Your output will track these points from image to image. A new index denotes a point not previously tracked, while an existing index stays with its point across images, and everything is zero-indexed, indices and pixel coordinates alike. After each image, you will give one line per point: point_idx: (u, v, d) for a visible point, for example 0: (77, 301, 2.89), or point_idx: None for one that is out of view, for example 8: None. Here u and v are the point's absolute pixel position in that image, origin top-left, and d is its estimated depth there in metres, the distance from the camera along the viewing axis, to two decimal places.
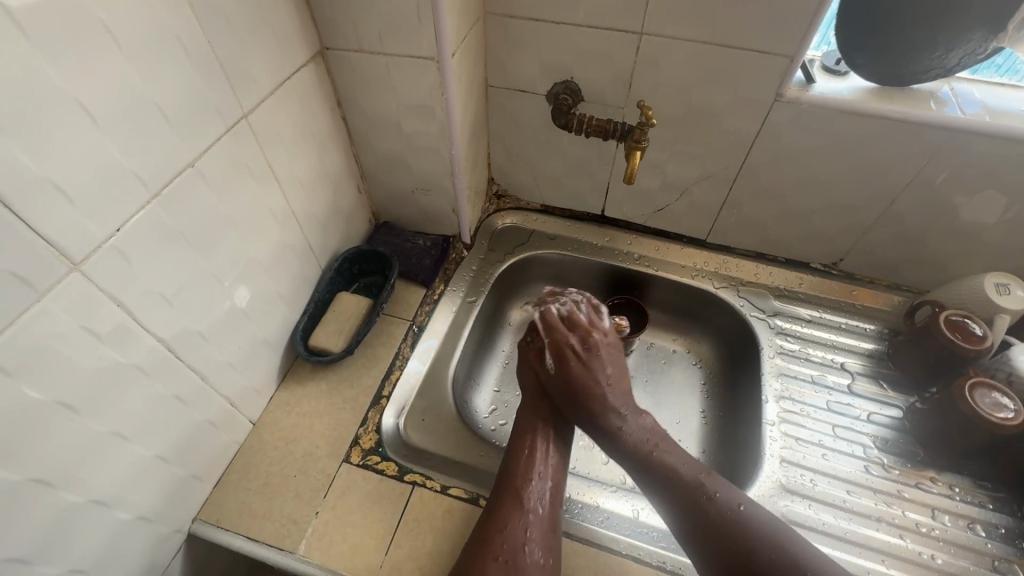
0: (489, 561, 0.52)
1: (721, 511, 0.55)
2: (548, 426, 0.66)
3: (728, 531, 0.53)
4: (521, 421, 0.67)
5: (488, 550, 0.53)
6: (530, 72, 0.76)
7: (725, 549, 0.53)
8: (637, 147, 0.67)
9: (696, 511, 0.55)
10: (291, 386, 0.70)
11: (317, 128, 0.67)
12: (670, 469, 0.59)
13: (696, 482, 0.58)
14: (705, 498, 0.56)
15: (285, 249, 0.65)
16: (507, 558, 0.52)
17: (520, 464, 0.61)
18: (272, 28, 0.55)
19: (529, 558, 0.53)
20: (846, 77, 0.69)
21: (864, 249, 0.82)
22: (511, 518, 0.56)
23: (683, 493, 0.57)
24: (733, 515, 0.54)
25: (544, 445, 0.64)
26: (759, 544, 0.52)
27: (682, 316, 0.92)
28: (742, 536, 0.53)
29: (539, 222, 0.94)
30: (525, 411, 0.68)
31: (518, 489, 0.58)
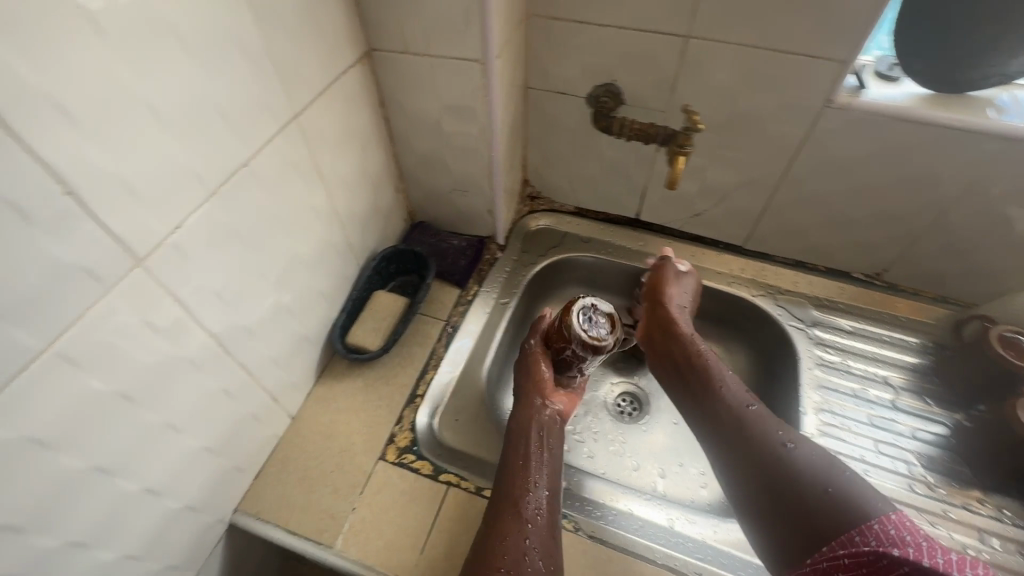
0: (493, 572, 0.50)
1: (765, 418, 0.60)
2: (544, 438, 0.64)
3: (767, 430, 0.59)
4: (514, 432, 0.65)
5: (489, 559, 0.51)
6: (571, 75, 0.75)
7: (764, 446, 0.58)
8: (681, 152, 0.66)
9: (737, 416, 0.62)
10: (329, 382, 0.71)
11: (361, 128, 0.67)
12: (718, 382, 0.65)
13: (739, 394, 0.64)
14: (748, 405, 0.62)
15: (327, 247, 0.66)
16: (510, 567, 0.51)
17: (521, 472, 0.60)
18: (323, 30, 0.55)
19: (529, 568, 0.51)
20: (900, 83, 0.67)
21: (911, 260, 0.80)
22: (510, 528, 0.54)
23: (727, 403, 0.63)
24: (773, 422, 0.60)
25: (541, 454, 0.62)
26: (796, 444, 0.57)
27: (716, 323, 0.90)
28: (782, 435, 0.58)
29: (573, 225, 0.94)
30: (518, 421, 0.66)
31: (518, 499, 0.57)
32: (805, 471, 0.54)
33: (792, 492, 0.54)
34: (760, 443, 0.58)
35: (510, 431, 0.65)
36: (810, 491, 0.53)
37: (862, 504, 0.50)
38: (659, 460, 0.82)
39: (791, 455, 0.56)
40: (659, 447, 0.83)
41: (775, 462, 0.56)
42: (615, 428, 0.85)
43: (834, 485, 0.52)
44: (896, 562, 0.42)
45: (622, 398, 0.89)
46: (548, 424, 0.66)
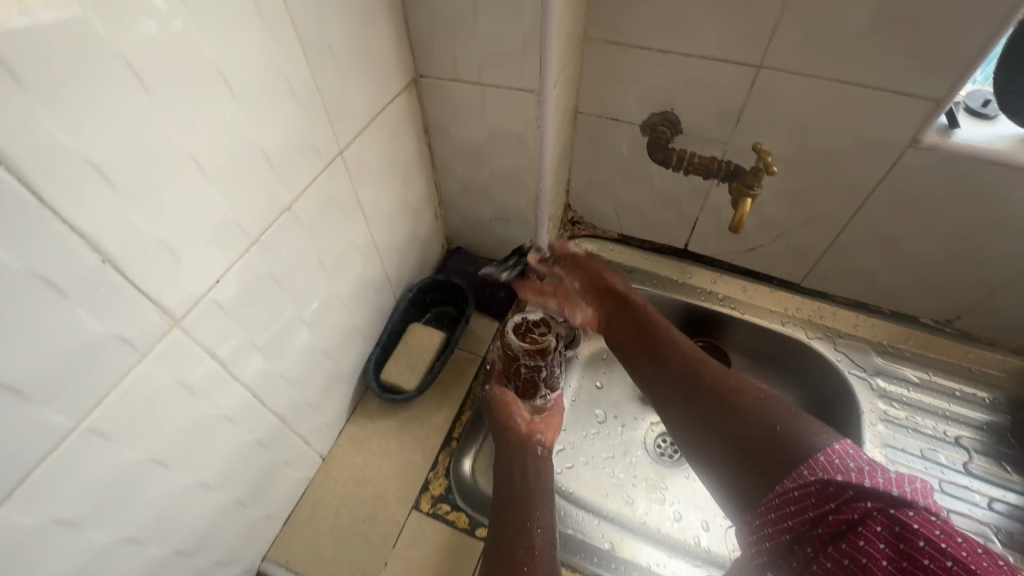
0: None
1: (712, 367, 0.51)
2: (532, 470, 0.57)
3: (711, 378, 0.49)
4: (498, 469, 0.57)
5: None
6: (626, 101, 0.70)
7: (705, 394, 0.48)
8: (748, 194, 0.61)
9: (686, 372, 0.51)
10: (361, 420, 0.68)
11: (404, 155, 0.64)
12: (667, 341, 0.56)
13: (690, 351, 0.54)
14: (696, 358, 0.53)
15: (364, 282, 0.63)
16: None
17: (512, 511, 0.52)
18: (372, 58, 0.52)
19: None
20: (994, 122, 0.61)
21: (989, 310, 0.73)
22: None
23: (676, 359, 0.53)
24: (720, 367, 0.50)
25: (533, 489, 0.54)
26: (741, 383, 0.48)
27: (767, 364, 0.84)
28: (727, 378, 0.49)
29: (616, 252, 0.89)
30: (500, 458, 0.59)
31: (511, 543, 0.48)
32: (753, 412, 0.44)
33: (747, 436, 0.43)
34: (707, 393, 0.48)
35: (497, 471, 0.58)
36: (761, 430, 0.42)
37: (801, 443, 0.40)
38: (701, 512, 0.76)
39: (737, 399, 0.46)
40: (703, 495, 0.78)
41: (722, 410, 0.46)
42: (654, 472, 0.81)
43: (782, 421, 0.42)
44: (845, 490, 0.36)
45: (661, 439, 0.84)
46: (540, 456, 0.59)
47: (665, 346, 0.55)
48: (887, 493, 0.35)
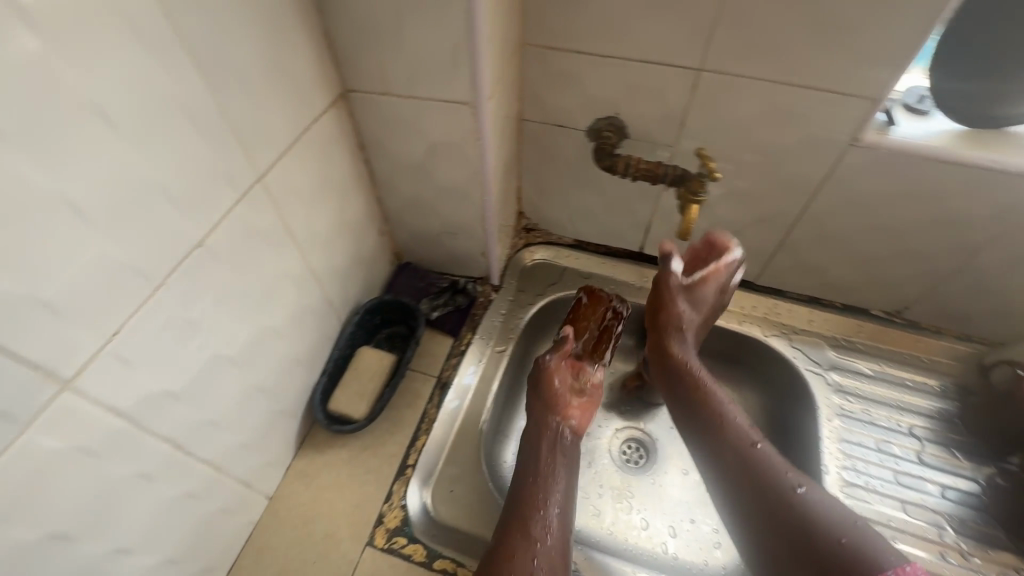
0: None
1: (768, 454, 0.56)
2: (555, 453, 0.62)
3: (774, 473, 0.54)
4: (528, 445, 0.64)
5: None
6: (569, 107, 0.68)
7: (768, 488, 0.54)
8: (694, 202, 0.61)
9: (744, 458, 0.56)
10: (310, 454, 0.65)
11: (338, 176, 0.60)
12: (718, 409, 0.60)
13: (746, 429, 0.59)
14: (750, 439, 0.58)
15: (303, 310, 0.60)
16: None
17: (532, 492, 0.58)
18: (287, 74, 0.48)
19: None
20: (930, 117, 0.61)
21: (934, 299, 0.75)
22: (520, 550, 0.53)
23: (732, 439, 0.58)
24: (776, 460, 0.56)
25: (554, 471, 0.61)
26: (806, 486, 0.53)
27: (726, 363, 0.84)
28: (789, 475, 0.54)
29: (571, 258, 0.87)
30: (533, 433, 0.64)
31: (531, 521, 0.56)
32: (816, 523, 0.50)
33: (803, 545, 0.50)
34: (766, 489, 0.54)
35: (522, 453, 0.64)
36: (825, 544, 0.49)
37: (878, 559, 0.47)
38: (667, 518, 0.76)
39: (797, 502, 0.52)
40: (669, 501, 0.78)
41: (784, 509, 0.52)
42: (621, 481, 0.79)
43: (849, 536, 0.49)
44: None
45: (627, 445, 0.83)
46: (559, 441, 0.63)
47: (721, 416, 0.60)
48: None
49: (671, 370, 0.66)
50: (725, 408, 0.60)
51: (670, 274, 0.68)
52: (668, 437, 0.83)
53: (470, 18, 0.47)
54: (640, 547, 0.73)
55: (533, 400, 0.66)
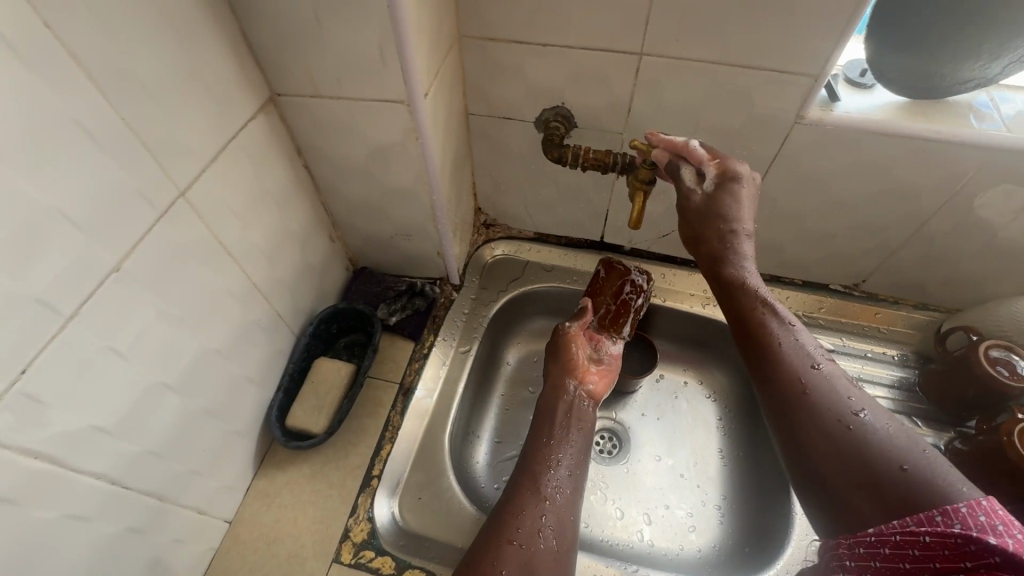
0: (502, 546, 0.49)
1: (832, 378, 0.45)
2: (571, 418, 0.63)
3: (831, 393, 0.44)
4: (542, 410, 0.64)
5: (501, 534, 0.50)
6: (515, 99, 0.67)
7: (818, 407, 0.44)
8: (639, 188, 0.60)
9: (799, 375, 0.46)
10: (270, 473, 0.63)
11: (276, 185, 0.58)
12: (768, 317, 0.50)
13: (806, 351, 0.48)
14: (810, 362, 0.47)
15: (250, 326, 0.57)
16: (522, 542, 0.49)
17: (542, 455, 0.59)
18: (202, 81, 0.45)
19: (542, 545, 0.50)
20: (873, 90, 0.62)
21: (890, 270, 0.76)
22: (528, 504, 0.53)
23: (788, 356, 0.47)
24: (842, 383, 0.45)
25: (567, 435, 0.61)
26: (872, 414, 0.43)
27: (690, 345, 0.86)
28: (856, 410, 0.43)
29: (533, 252, 0.86)
30: (551, 396, 0.65)
31: (540, 480, 0.56)
32: (879, 450, 0.40)
33: (855, 458, 0.40)
34: (816, 414, 0.44)
35: (536, 421, 0.64)
36: (885, 467, 0.39)
37: (940, 488, 0.36)
38: (642, 505, 0.75)
39: (858, 430, 0.42)
40: (644, 489, 0.77)
41: (837, 429, 0.42)
42: (596, 472, 0.78)
43: (914, 464, 0.38)
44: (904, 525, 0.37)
45: (600, 435, 0.82)
46: (573, 406, 0.65)
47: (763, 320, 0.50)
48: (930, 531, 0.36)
49: (723, 289, 0.53)
50: (780, 330, 0.49)
51: (688, 191, 0.54)
52: (640, 424, 0.83)
53: (392, 12, 0.45)
54: (617, 539, 0.73)
55: (551, 355, 0.71)
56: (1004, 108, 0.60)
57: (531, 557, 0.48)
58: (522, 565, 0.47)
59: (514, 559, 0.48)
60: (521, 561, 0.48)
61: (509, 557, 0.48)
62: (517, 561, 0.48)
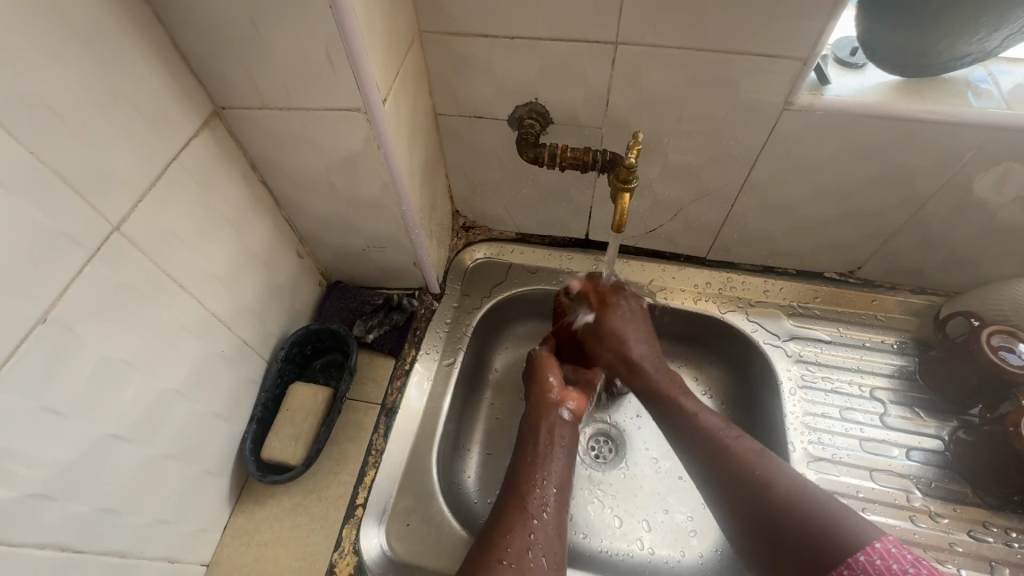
0: (493, 564, 0.50)
1: (743, 453, 0.55)
2: (554, 435, 0.62)
3: (746, 467, 0.54)
4: (524, 430, 0.63)
5: (493, 553, 0.51)
6: (485, 97, 0.62)
7: (744, 485, 0.53)
8: (624, 189, 0.55)
9: (721, 462, 0.56)
10: (248, 508, 0.59)
11: (232, 205, 0.54)
12: (694, 425, 0.60)
13: (719, 429, 0.59)
14: (726, 439, 0.57)
15: (214, 360, 0.54)
16: (512, 561, 0.50)
17: (530, 471, 0.59)
18: (129, 100, 0.41)
19: (533, 564, 0.51)
20: (864, 70, 0.58)
21: (886, 257, 0.73)
22: (517, 524, 0.54)
23: (708, 434, 0.59)
24: (752, 454, 0.55)
25: (553, 450, 0.61)
26: (776, 475, 0.53)
27: (686, 342, 0.81)
28: (758, 467, 0.54)
29: (516, 253, 0.82)
30: (532, 415, 0.64)
31: (528, 497, 0.56)
32: (792, 512, 0.49)
33: (781, 541, 0.49)
34: (772, 517, 0.50)
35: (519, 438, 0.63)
36: (795, 530, 0.48)
37: (837, 530, 0.46)
38: (640, 510, 0.73)
39: (771, 490, 0.52)
40: (641, 494, 0.74)
41: (754, 500, 0.52)
42: (591, 479, 0.75)
43: (813, 520, 0.48)
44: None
45: (595, 439, 0.78)
46: (555, 425, 0.63)
47: (695, 430, 0.60)
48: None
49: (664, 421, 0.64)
50: (696, 413, 0.61)
51: (581, 327, 0.71)
52: (634, 425, 0.79)
53: (335, 12, 0.40)
54: (615, 549, 0.70)
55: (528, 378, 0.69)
56: (1003, 83, 0.56)
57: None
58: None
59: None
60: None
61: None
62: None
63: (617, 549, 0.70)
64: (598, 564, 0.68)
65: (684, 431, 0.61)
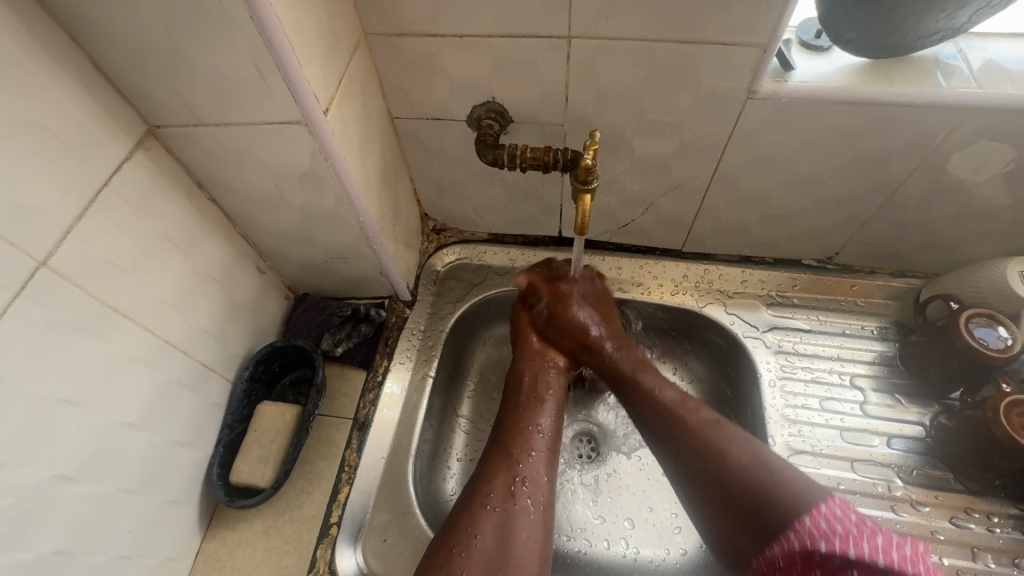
0: (477, 509, 0.52)
1: (700, 425, 0.54)
2: (543, 390, 0.63)
3: (704, 440, 0.52)
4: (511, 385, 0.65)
5: (476, 500, 0.53)
6: (440, 98, 0.60)
7: (699, 456, 0.52)
8: (584, 190, 0.54)
9: (680, 438, 0.54)
10: (220, 534, 0.58)
11: (178, 226, 0.51)
12: (655, 401, 0.58)
13: (676, 403, 0.57)
14: (683, 413, 0.56)
15: (171, 387, 0.52)
16: (497, 505, 0.53)
17: (517, 423, 0.60)
18: (47, 129, 0.39)
19: (518, 505, 0.53)
20: (830, 53, 0.56)
21: (863, 242, 0.71)
22: (500, 468, 0.55)
23: (665, 409, 0.57)
24: (709, 426, 0.54)
25: (537, 402, 0.62)
26: (733, 447, 0.51)
27: (666, 336, 0.79)
28: (715, 440, 0.52)
29: (487, 255, 0.79)
30: (518, 372, 0.65)
31: (513, 442, 0.58)
32: (746, 480, 0.48)
33: (736, 506, 0.48)
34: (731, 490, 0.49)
35: (509, 384, 0.65)
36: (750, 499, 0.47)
37: (794, 497, 0.45)
38: (623, 509, 0.72)
39: (726, 460, 0.50)
40: (626, 493, 0.73)
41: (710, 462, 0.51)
42: (574, 480, 0.74)
43: (770, 488, 0.47)
44: (829, 559, 0.39)
45: (577, 439, 0.77)
46: (536, 382, 0.64)
47: (654, 406, 0.58)
48: (873, 563, 0.38)
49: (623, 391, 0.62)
50: (654, 389, 0.59)
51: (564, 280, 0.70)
52: (617, 423, 0.78)
53: (257, 23, 0.38)
54: (599, 549, 0.69)
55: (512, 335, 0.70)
56: (973, 59, 0.54)
57: (507, 517, 0.52)
58: (498, 526, 0.51)
59: (488, 524, 0.51)
60: (497, 525, 0.51)
61: (483, 522, 0.51)
62: (493, 523, 0.51)
63: (601, 549, 0.69)
64: (581, 567, 0.67)
65: (646, 409, 0.59)
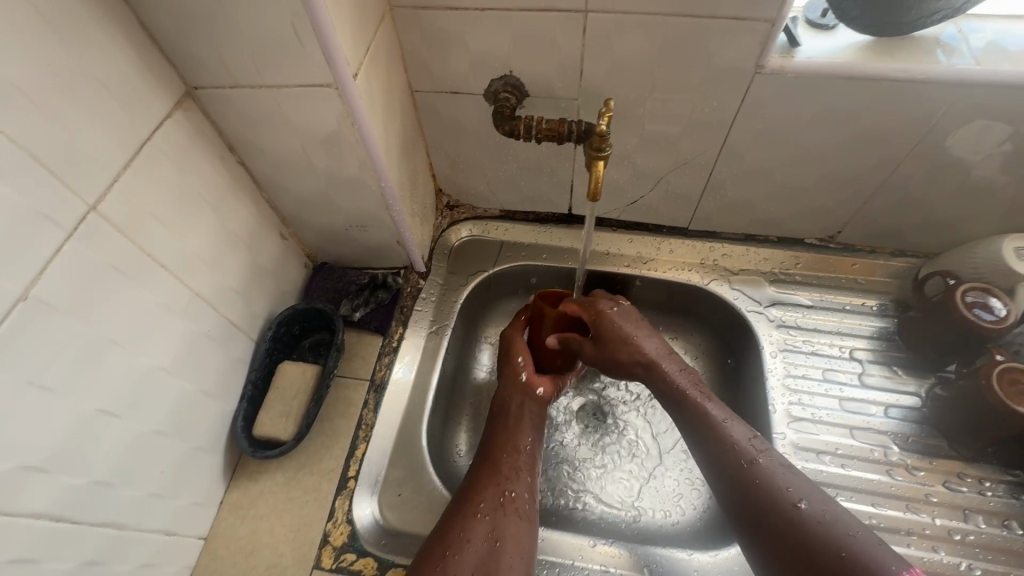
0: (469, 516, 0.52)
1: (771, 470, 0.49)
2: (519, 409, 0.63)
3: (773, 488, 0.48)
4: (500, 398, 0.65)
5: (466, 508, 0.52)
6: (460, 72, 0.63)
7: (770, 498, 0.48)
8: (598, 157, 0.56)
9: (746, 476, 0.50)
10: (242, 484, 0.61)
11: (209, 185, 0.54)
12: (720, 436, 0.53)
13: (745, 441, 0.52)
14: (752, 451, 0.51)
15: (200, 338, 0.54)
16: (487, 513, 0.52)
17: (506, 435, 0.60)
18: (98, 81, 0.42)
19: (508, 515, 0.52)
20: (835, 31, 0.58)
21: (864, 220, 0.73)
22: (491, 483, 0.55)
23: (732, 452, 0.51)
24: (778, 471, 0.49)
25: (524, 418, 0.62)
26: (807, 496, 0.47)
27: (672, 312, 0.81)
28: (787, 489, 0.48)
29: (499, 230, 0.82)
30: (503, 398, 0.64)
31: (502, 459, 0.57)
32: (820, 536, 0.44)
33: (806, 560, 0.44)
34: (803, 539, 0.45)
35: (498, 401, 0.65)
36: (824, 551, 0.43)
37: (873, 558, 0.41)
38: (629, 475, 0.72)
39: (798, 509, 0.46)
40: (632, 459, 0.73)
41: (774, 507, 0.47)
42: (579, 447, 0.74)
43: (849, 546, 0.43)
44: None
45: (583, 409, 0.77)
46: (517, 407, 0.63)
47: (720, 442, 0.52)
48: None
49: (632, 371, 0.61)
50: (719, 421, 0.54)
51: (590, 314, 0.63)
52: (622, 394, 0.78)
53: None
54: (604, 511, 0.70)
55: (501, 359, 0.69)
56: (974, 40, 0.56)
57: (499, 525, 0.51)
58: (488, 533, 0.50)
59: (480, 530, 0.50)
60: (487, 531, 0.50)
61: (476, 530, 0.50)
62: (484, 530, 0.51)
63: (609, 512, 0.70)
64: (587, 528, 0.68)
65: (710, 444, 0.53)
